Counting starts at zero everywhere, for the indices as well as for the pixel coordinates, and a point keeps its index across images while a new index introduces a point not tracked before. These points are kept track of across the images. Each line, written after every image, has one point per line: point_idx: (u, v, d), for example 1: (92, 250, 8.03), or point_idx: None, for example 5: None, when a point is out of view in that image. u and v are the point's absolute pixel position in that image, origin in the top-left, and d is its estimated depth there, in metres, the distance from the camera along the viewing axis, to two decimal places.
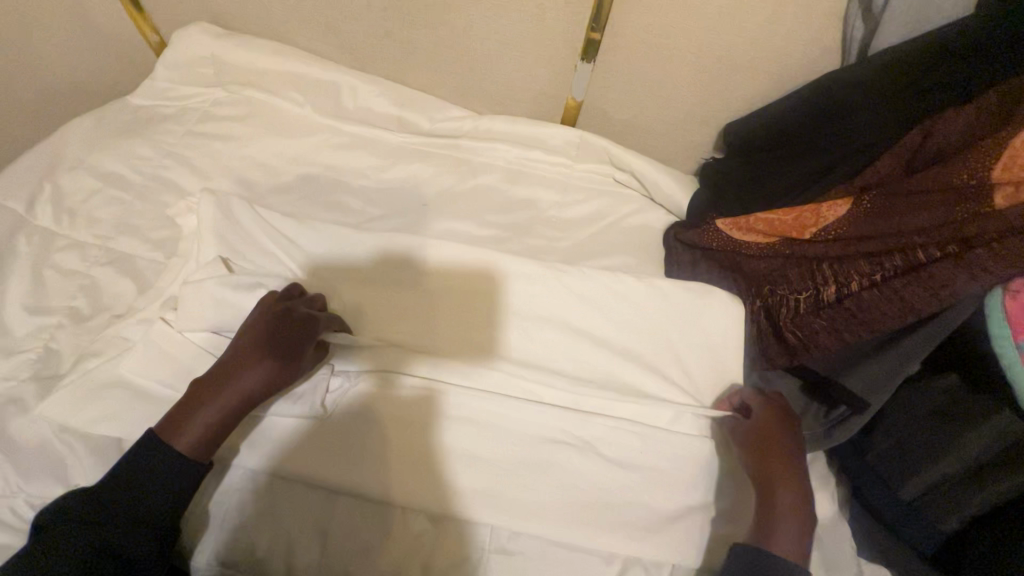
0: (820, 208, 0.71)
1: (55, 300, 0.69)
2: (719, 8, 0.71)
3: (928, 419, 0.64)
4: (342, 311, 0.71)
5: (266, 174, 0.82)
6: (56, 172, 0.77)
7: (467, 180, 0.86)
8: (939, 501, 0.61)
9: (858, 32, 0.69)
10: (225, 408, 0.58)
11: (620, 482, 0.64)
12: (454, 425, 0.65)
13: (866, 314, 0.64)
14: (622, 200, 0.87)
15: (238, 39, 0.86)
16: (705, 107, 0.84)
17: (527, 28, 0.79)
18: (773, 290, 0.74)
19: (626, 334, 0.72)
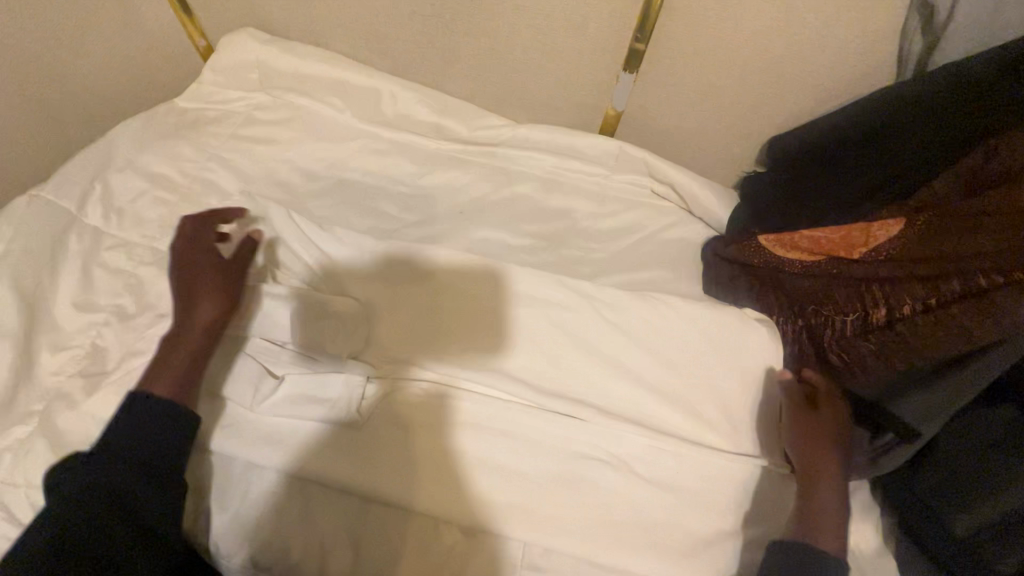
0: (871, 227, 0.68)
1: (102, 298, 0.70)
2: (770, 21, 0.70)
3: (985, 453, 0.59)
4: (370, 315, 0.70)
5: (305, 179, 0.83)
6: (105, 173, 0.79)
7: (503, 189, 0.86)
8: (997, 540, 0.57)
9: (916, 46, 0.67)
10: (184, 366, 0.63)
11: (656, 502, 0.64)
12: (489, 437, 0.65)
13: (919, 338, 0.62)
14: (660, 212, 0.86)
15: (282, 44, 0.88)
16: (748, 120, 0.82)
17: (571, 38, 0.78)
18: (817, 310, 0.71)
19: (662, 351, 0.72)
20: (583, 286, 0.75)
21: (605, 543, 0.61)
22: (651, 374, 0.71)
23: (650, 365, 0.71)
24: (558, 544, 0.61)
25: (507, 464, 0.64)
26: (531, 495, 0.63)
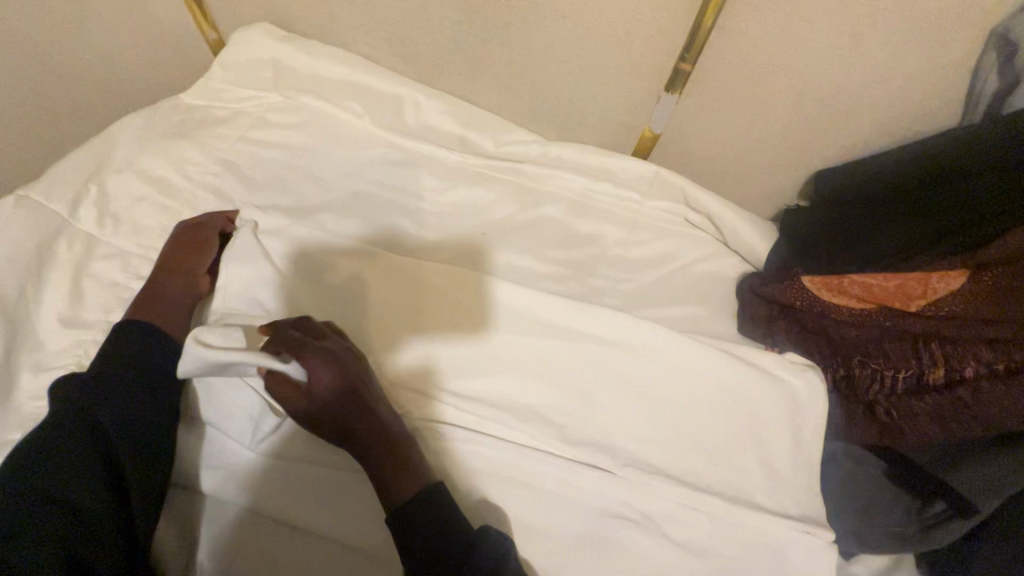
0: (931, 278, 0.62)
1: (93, 313, 0.65)
2: (830, 49, 0.65)
3: None
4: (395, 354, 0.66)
5: (319, 189, 0.77)
6: (101, 174, 0.73)
7: (530, 210, 0.80)
8: None
9: (989, 85, 0.62)
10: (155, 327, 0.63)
11: (687, 568, 0.59)
12: (514, 490, 0.61)
13: (984, 406, 0.57)
14: (694, 243, 0.80)
15: (299, 43, 0.82)
16: (795, 152, 0.77)
17: (612, 54, 0.73)
18: (865, 362, 0.66)
19: (697, 399, 0.67)
20: (616, 322, 0.69)
21: None
22: (683, 423, 0.66)
23: (682, 413, 0.66)
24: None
25: (530, 517, 0.60)
26: (555, 552, 0.59)
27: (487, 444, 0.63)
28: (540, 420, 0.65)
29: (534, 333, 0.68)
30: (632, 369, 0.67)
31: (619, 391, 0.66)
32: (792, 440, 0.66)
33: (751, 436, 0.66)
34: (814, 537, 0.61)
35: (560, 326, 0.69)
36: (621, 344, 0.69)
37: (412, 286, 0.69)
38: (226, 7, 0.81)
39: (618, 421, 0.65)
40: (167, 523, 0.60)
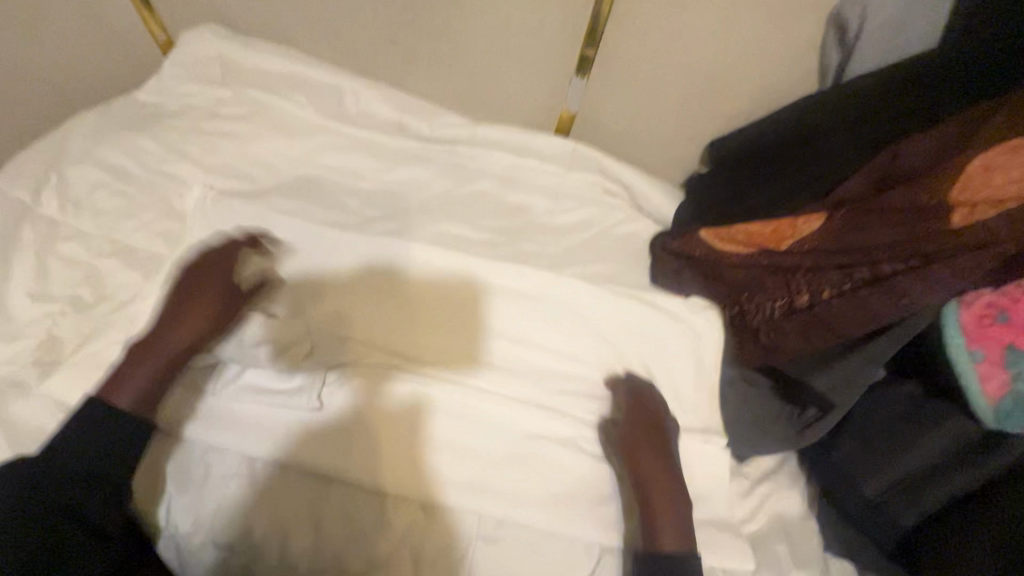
0: (796, 221, 0.73)
1: (59, 288, 0.71)
2: (706, 33, 0.76)
3: (897, 422, 0.66)
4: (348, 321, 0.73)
5: (269, 173, 0.85)
6: (61, 164, 0.79)
7: (464, 185, 0.89)
8: (901, 498, 0.63)
9: (834, 58, 0.75)
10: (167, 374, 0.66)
11: (604, 477, 0.69)
12: (448, 420, 0.68)
13: (834, 320, 0.67)
14: (612, 208, 0.91)
15: (245, 41, 0.89)
16: (691, 125, 0.89)
17: (526, 43, 0.83)
18: (750, 297, 0.76)
19: (613, 337, 0.77)
20: (540, 277, 0.78)
21: (557, 510, 0.66)
22: (601, 358, 0.75)
23: (600, 349, 0.76)
24: (518, 514, 0.65)
25: (466, 441, 0.68)
26: (485, 471, 0.67)
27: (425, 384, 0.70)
28: (474, 367, 0.73)
29: (470, 290, 0.77)
30: (557, 316, 0.77)
31: (546, 334, 0.76)
32: (695, 367, 0.77)
33: (660, 365, 0.77)
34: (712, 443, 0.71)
35: (493, 283, 0.78)
36: (547, 297, 0.78)
37: (359, 258, 0.77)
38: (174, 10, 0.88)
39: (546, 359, 0.75)
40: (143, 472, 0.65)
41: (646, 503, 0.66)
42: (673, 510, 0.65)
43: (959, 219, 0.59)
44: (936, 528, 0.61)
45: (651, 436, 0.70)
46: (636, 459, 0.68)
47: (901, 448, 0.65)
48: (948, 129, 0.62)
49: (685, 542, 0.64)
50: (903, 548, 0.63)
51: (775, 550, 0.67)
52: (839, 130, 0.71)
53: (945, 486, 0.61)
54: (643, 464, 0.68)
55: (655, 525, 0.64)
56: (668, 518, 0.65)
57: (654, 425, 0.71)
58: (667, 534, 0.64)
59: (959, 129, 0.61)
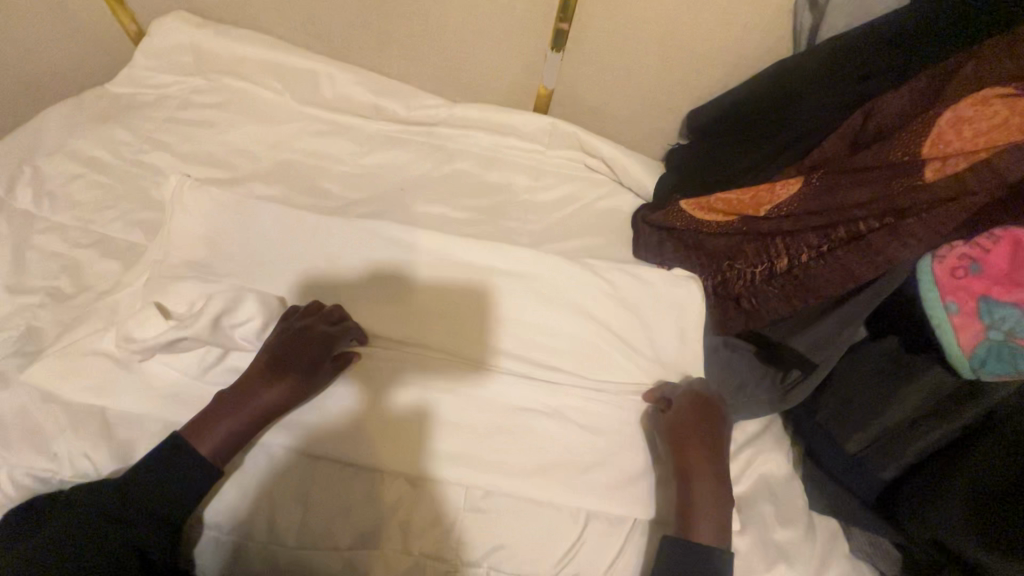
0: (774, 186, 0.73)
1: (38, 279, 0.70)
2: (678, 2, 0.76)
3: (875, 376, 0.66)
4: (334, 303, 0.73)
5: (247, 160, 0.84)
6: (35, 158, 0.78)
7: (443, 166, 0.89)
8: (881, 451, 0.65)
9: (807, 22, 0.74)
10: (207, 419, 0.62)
11: (591, 446, 0.69)
12: (437, 396, 0.69)
13: (813, 281, 0.68)
14: (593, 184, 0.91)
15: (217, 29, 0.88)
16: (669, 96, 0.89)
17: (499, 20, 0.82)
18: (732, 264, 0.77)
19: (597, 308, 0.77)
20: (522, 254, 0.78)
21: (545, 478, 0.66)
22: (584, 331, 0.75)
23: (583, 321, 0.76)
24: (508, 486, 0.65)
25: (450, 415, 0.68)
26: (472, 444, 0.67)
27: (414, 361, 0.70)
28: (460, 342, 0.73)
29: (452, 270, 0.77)
30: (540, 292, 0.77)
31: (530, 309, 0.76)
32: (678, 336, 0.77)
33: (643, 335, 0.76)
34: None
35: (476, 262, 0.78)
36: (530, 274, 0.78)
37: (336, 243, 0.76)
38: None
39: (531, 332, 0.75)
40: None
41: (686, 496, 0.65)
42: (715, 503, 0.64)
43: (932, 173, 0.59)
44: (913, 477, 0.63)
45: (703, 434, 0.68)
46: (685, 453, 0.67)
47: (881, 401, 0.65)
48: (919, 82, 0.61)
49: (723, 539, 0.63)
50: (883, 497, 0.65)
51: (761, 511, 0.68)
52: (815, 94, 0.71)
53: (923, 438, 0.62)
54: (693, 459, 0.66)
55: (695, 519, 0.63)
56: (714, 515, 0.64)
57: (707, 424, 0.68)
58: (703, 529, 0.63)
59: (930, 82, 0.60)
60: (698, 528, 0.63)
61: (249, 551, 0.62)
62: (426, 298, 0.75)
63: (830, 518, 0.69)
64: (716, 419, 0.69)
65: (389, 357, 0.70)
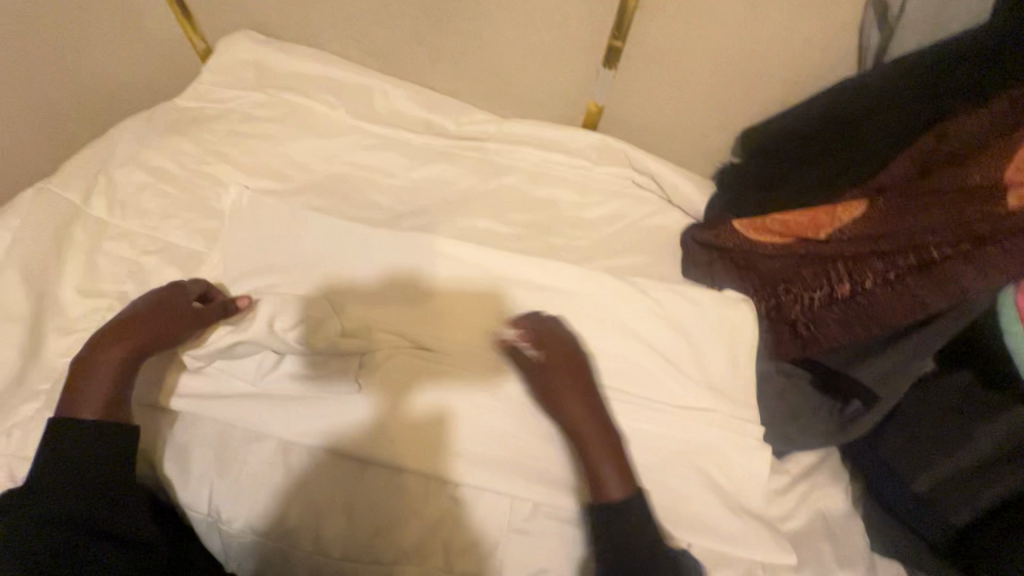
0: (836, 208, 0.71)
1: (107, 284, 0.74)
2: (737, 18, 0.74)
3: (941, 411, 0.64)
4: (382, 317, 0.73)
5: (302, 172, 0.87)
6: (108, 167, 0.82)
7: (491, 181, 0.90)
8: (953, 494, 0.60)
9: (873, 41, 0.72)
10: (110, 379, 0.63)
11: (640, 471, 0.67)
12: (483, 410, 0.68)
13: (878, 309, 0.64)
14: (641, 201, 0.90)
15: (278, 46, 0.92)
16: (722, 114, 0.87)
17: (552, 36, 0.82)
18: (788, 288, 0.74)
19: (648, 328, 0.75)
20: (570, 271, 0.77)
21: (591, 500, 0.65)
22: (630, 351, 0.74)
23: (633, 343, 0.74)
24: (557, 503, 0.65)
25: (496, 432, 0.68)
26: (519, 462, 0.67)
27: (469, 372, 0.70)
28: (508, 356, 0.72)
29: (499, 286, 0.77)
30: (587, 311, 0.76)
31: (577, 326, 0.75)
32: (728, 360, 0.74)
33: (692, 357, 0.74)
34: (745, 436, 0.69)
35: (521, 279, 0.78)
36: (576, 293, 0.77)
37: (381, 258, 0.77)
38: (211, 19, 0.92)
39: (579, 347, 0.74)
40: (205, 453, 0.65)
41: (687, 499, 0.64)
42: (608, 461, 0.64)
43: (1016, 200, 0.54)
44: (989, 527, 0.58)
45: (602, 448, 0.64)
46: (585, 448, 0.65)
47: (950, 440, 0.62)
48: (1000, 104, 0.57)
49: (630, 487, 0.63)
50: (955, 548, 0.60)
51: (817, 548, 0.65)
52: (883, 115, 0.68)
53: (999, 485, 0.58)
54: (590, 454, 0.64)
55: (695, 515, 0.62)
56: (603, 467, 0.63)
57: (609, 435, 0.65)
58: (608, 485, 0.62)
59: (1013, 102, 0.56)
60: (602, 483, 0.63)
61: (294, 559, 0.63)
62: (473, 313, 0.75)
63: (896, 565, 0.64)
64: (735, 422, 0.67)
65: (429, 374, 0.69)
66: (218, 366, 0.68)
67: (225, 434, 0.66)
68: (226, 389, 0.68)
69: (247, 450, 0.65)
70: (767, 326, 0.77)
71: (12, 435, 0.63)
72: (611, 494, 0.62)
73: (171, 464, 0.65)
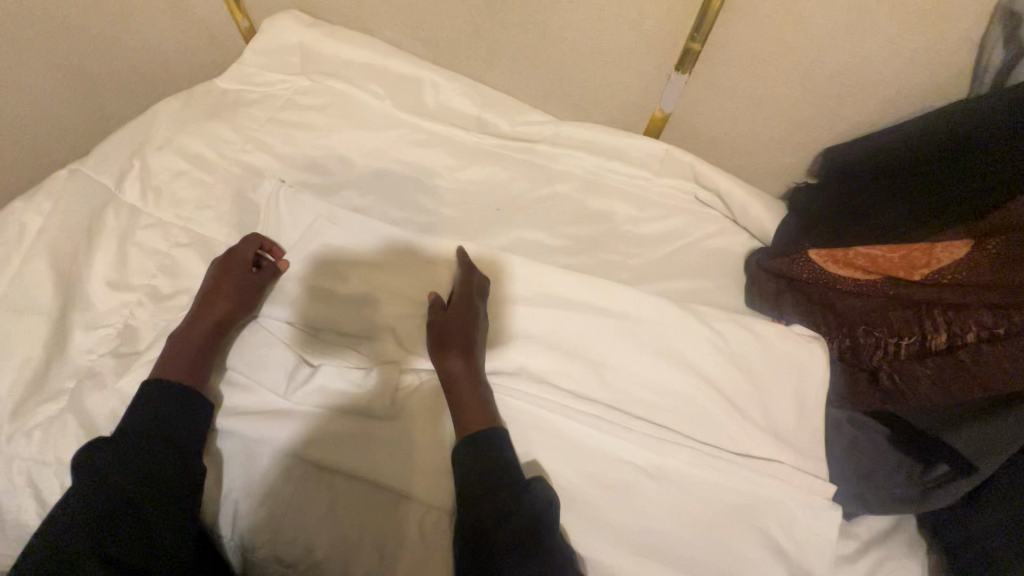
0: (933, 249, 0.63)
1: (138, 277, 0.70)
2: (836, 28, 0.66)
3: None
4: None
5: (343, 167, 0.82)
6: (143, 151, 0.78)
7: (544, 187, 0.83)
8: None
9: (997, 56, 0.63)
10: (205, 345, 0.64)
11: (696, 520, 0.62)
12: (541, 442, 0.65)
13: (980, 368, 0.58)
14: (703, 220, 0.83)
15: (326, 28, 0.87)
16: (802, 129, 0.79)
17: (624, 34, 0.75)
18: (869, 331, 0.68)
19: (710, 363, 0.68)
20: (623, 294, 0.71)
21: (636, 550, 0.61)
22: (690, 389, 0.67)
23: (691, 380, 0.67)
24: (605, 556, 0.61)
25: (534, 459, 0.64)
26: (574, 503, 0.63)
27: (524, 398, 0.66)
28: (564, 382, 0.67)
29: (520, 301, 0.71)
30: (641, 340, 0.69)
31: (630, 355, 0.68)
32: (795, 406, 0.67)
33: (755, 400, 0.68)
34: (815, 494, 0.62)
35: (570, 299, 0.71)
36: (628, 318, 0.70)
37: (409, 270, 0.70)
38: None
39: (635, 379, 0.68)
40: (229, 467, 0.62)
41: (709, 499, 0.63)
42: (470, 380, 0.62)
43: None
44: None
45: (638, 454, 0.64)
46: (616, 473, 0.64)
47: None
48: None
49: (492, 421, 0.61)
50: None
51: None
52: (991, 150, 0.56)
53: None
54: (620, 465, 0.64)
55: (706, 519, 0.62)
56: (470, 402, 0.62)
57: (636, 453, 0.64)
58: (472, 415, 0.61)
59: None
60: (465, 413, 0.61)
61: None
62: (522, 335, 0.69)
63: None
64: (793, 469, 0.64)
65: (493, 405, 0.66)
66: (249, 377, 0.65)
67: (256, 453, 0.62)
68: (248, 401, 0.64)
69: (255, 461, 0.61)
70: (843, 372, 0.70)
71: (32, 436, 0.60)
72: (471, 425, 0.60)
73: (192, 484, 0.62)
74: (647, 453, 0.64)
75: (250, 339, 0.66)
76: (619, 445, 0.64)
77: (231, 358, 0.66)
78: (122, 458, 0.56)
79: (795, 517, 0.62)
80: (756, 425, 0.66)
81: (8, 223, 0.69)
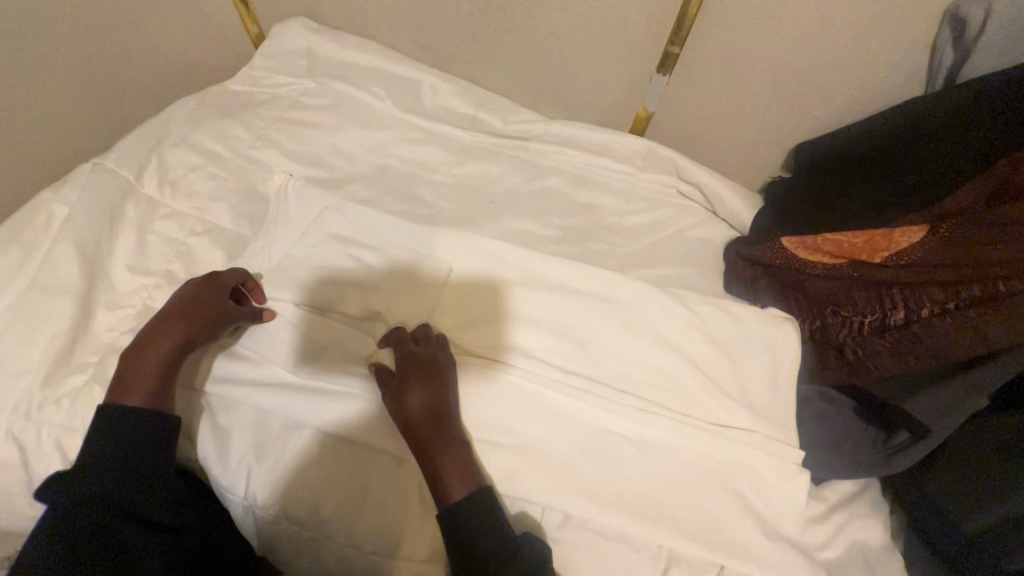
0: (893, 233, 0.69)
1: (156, 263, 0.75)
2: (802, 32, 0.72)
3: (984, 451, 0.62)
4: (434, 313, 0.74)
5: (346, 162, 0.87)
6: (160, 147, 0.83)
7: (535, 181, 0.89)
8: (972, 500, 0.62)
9: (946, 59, 0.68)
10: (162, 367, 0.65)
11: (676, 484, 0.67)
12: (531, 411, 0.69)
13: (934, 340, 0.63)
14: (685, 211, 0.88)
15: (332, 34, 0.92)
16: (775, 127, 0.85)
17: (609, 39, 0.81)
18: (836, 310, 0.72)
19: (689, 341, 0.73)
20: (609, 278, 0.76)
21: (619, 513, 0.65)
22: (670, 365, 0.72)
23: (671, 356, 0.72)
24: (590, 517, 0.66)
25: (525, 431, 0.69)
26: (563, 471, 0.67)
27: (516, 373, 0.70)
28: (554, 359, 0.72)
29: (510, 284, 0.75)
30: (625, 319, 0.74)
31: (614, 334, 0.73)
32: (768, 381, 0.72)
33: (731, 376, 0.72)
34: (786, 461, 0.67)
35: (559, 283, 0.76)
36: (613, 300, 0.75)
37: (408, 257, 0.75)
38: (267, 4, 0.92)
39: (620, 355, 0.73)
40: (238, 435, 0.66)
41: (687, 464, 0.68)
42: (442, 445, 0.62)
43: None
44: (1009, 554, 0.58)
45: (623, 425, 0.69)
46: (602, 442, 0.68)
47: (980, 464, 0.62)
48: None
49: (476, 483, 0.62)
50: None
51: None
52: (944, 143, 0.64)
53: None
54: (604, 435, 0.69)
55: (682, 482, 0.67)
56: (449, 468, 0.62)
57: (621, 422, 0.69)
58: (451, 485, 0.61)
59: None
60: (445, 482, 0.61)
61: (329, 548, 0.64)
62: (513, 317, 0.74)
63: None
64: (766, 437, 0.68)
65: (487, 381, 0.70)
66: (260, 355, 0.69)
67: (267, 423, 0.66)
68: (259, 377, 0.69)
69: (267, 430, 0.66)
70: (814, 349, 0.74)
71: (59, 406, 0.64)
72: (453, 494, 0.61)
73: (207, 451, 0.66)
74: (630, 423, 0.68)
75: (263, 322, 0.71)
76: (605, 416, 0.69)
77: (245, 339, 0.71)
78: (96, 483, 0.58)
79: (767, 481, 0.67)
80: (732, 398, 0.71)
81: (36, 212, 0.75)
